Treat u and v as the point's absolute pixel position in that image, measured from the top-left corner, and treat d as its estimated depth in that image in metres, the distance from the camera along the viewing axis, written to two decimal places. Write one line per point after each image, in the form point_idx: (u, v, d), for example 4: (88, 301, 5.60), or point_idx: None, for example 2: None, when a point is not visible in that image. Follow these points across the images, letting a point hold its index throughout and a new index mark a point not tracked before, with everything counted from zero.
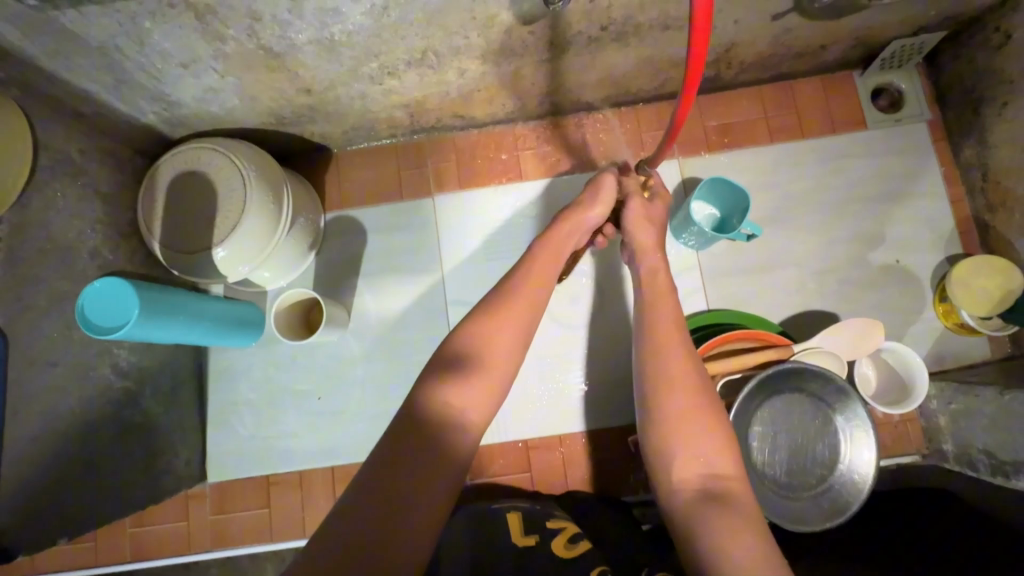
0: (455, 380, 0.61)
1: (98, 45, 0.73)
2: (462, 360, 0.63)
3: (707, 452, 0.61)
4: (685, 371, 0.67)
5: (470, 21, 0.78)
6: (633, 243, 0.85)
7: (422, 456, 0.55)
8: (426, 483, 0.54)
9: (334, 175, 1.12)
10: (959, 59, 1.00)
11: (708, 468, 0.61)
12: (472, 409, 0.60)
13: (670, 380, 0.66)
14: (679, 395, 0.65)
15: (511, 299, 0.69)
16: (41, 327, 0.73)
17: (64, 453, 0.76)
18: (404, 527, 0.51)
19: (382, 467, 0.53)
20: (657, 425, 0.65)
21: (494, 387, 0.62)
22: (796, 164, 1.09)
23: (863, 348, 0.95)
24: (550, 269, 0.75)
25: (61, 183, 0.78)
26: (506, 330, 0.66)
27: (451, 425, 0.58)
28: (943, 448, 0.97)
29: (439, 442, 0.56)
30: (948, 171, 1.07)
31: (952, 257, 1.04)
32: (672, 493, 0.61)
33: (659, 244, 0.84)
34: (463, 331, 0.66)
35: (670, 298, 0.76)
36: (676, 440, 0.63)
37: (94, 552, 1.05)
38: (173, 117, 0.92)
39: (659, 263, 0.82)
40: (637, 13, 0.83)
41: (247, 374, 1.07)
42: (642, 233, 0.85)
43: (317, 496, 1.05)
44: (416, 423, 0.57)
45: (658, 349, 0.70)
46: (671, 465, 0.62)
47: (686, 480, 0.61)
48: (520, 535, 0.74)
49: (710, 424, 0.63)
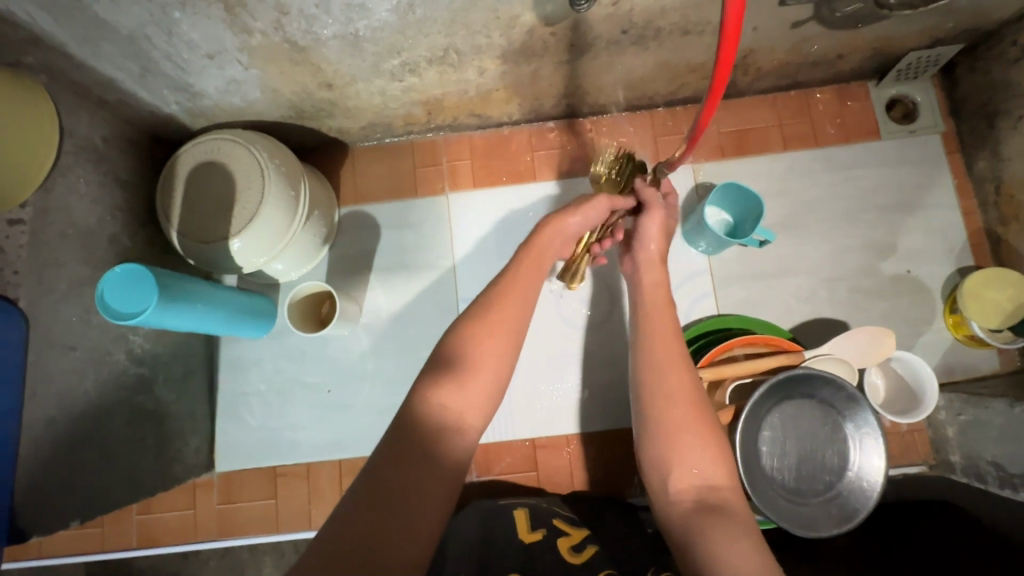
0: (457, 379, 0.61)
1: (127, 34, 0.74)
2: (459, 360, 0.62)
3: (704, 466, 0.62)
4: (681, 383, 0.67)
5: (494, 21, 0.79)
6: (640, 255, 0.84)
7: (425, 456, 0.55)
8: (428, 483, 0.54)
9: (349, 171, 1.13)
10: (975, 73, 1.01)
11: (705, 479, 0.61)
12: (468, 412, 0.60)
13: (666, 393, 0.67)
14: (674, 406, 0.66)
15: (509, 294, 0.69)
16: (62, 311, 0.74)
17: (78, 434, 0.77)
18: (406, 527, 0.51)
19: (386, 465, 0.54)
20: (651, 436, 0.65)
21: (495, 383, 0.63)
22: (809, 172, 1.09)
23: (873, 356, 0.95)
24: (533, 276, 0.73)
25: (84, 169, 0.79)
26: (506, 325, 0.66)
27: (455, 425, 0.59)
28: (950, 459, 0.97)
29: (440, 440, 0.57)
30: (961, 183, 1.07)
31: (963, 269, 1.05)
32: (668, 505, 0.62)
33: (662, 257, 0.84)
34: (461, 331, 0.65)
35: (670, 316, 0.76)
36: (671, 450, 0.63)
37: (99, 538, 1.06)
38: (195, 109, 0.93)
39: (660, 280, 0.81)
40: (659, 18, 0.83)
41: (259, 365, 1.08)
42: (652, 246, 0.83)
43: (324, 487, 1.05)
44: (413, 424, 0.57)
45: (654, 361, 0.70)
46: (668, 475, 0.63)
47: (684, 489, 0.61)
48: (528, 533, 0.76)
49: (706, 435, 0.64)
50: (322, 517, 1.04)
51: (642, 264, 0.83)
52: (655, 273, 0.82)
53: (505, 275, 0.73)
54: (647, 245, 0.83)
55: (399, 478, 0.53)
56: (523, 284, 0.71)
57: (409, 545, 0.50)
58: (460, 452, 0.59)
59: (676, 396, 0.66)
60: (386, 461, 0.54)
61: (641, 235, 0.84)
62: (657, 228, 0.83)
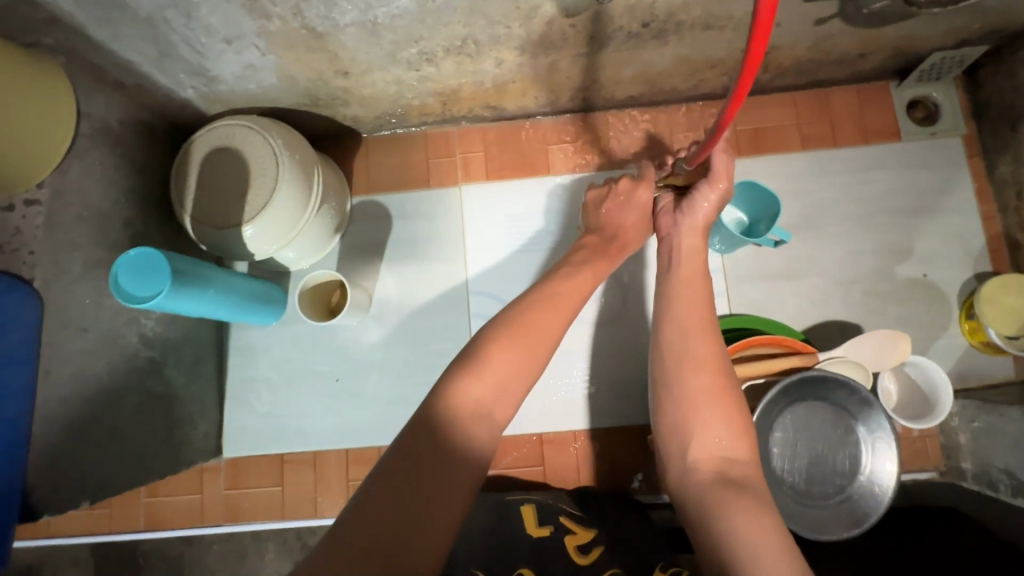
0: (487, 364, 0.62)
1: (146, 16, 0.74)
2: (487, 346, 0.64)
3: (725, 436, 0.63)
4: (709, 355, 0.68)
5: (513, 11, 0.78)
6: (687, 221, 0.82)
7: (451, 438, 0.56)
8: (452, 470, 0.55)
9: (362, 161, 1.12)
10: (1000, 74, 0.99)
11: (727, 450, 0.62)
12: (495, 397, 0.61)
13: (693, 361, 0.68)
14: (702, 374, 0.67)
15: (544, 302, 0.72)
16: (77, 293, 0.74)
17: (90, 416, 0.77)
18: (429, 515, 0.51)
19: (412, 447, 0.54)
20: (672, 406, 0.67)
21: (523, 373, 0.64)
22: (826, 172, 1.08)
23: (887, 359, 0.94)
24: (579, 287, 0.77)
25: (100, 151, 0.79)
26: (543, 322, 0.68)
27: (482, 410, 0.60)
28: (962, 466, 0.96)
29: (467, 425, 0.58)
30: (980, 187, 1.06)
31: (980, 275, 1.03)
32: (688, 473, 0.62)
33: (705, 226, 0.82)
34: (498, 327, 0.67)
35: (703, 296, 0.75)
36: (694, 420, 0.64)
37: (106, 519, 1.07)
38: (210, 94, 0.93)
39: (699, 248, 0.81)
40: (680, 11, 0.82)
41: (268, 351, 1.08)
42: (699, 213, 0.82)
43: (331, 476, 1.05)
44: (441, 413, 0.58)
45: (684, 326, 0.71)
46: (689, 445, 0.64)
47: (704, 460, 0.62)
48: (535, 527, 0.78)
49: (730, 408, 0.65)
50: (328, 504, 1.04)
51: (686, 227, 0.82)
52: (693, 241, 0.82)
53: (547, 283, 0.76)
54: (697, 212, 0.82)
55: (426, 459, 0.54)
56: (561, 289, 0.75)
57: (429, 536, 0.50)
58: (486, 438, 0.59)
59: (701, 367, 0.68)
60: (411, 444, 0.55)
61: (696, 197, 0.82)
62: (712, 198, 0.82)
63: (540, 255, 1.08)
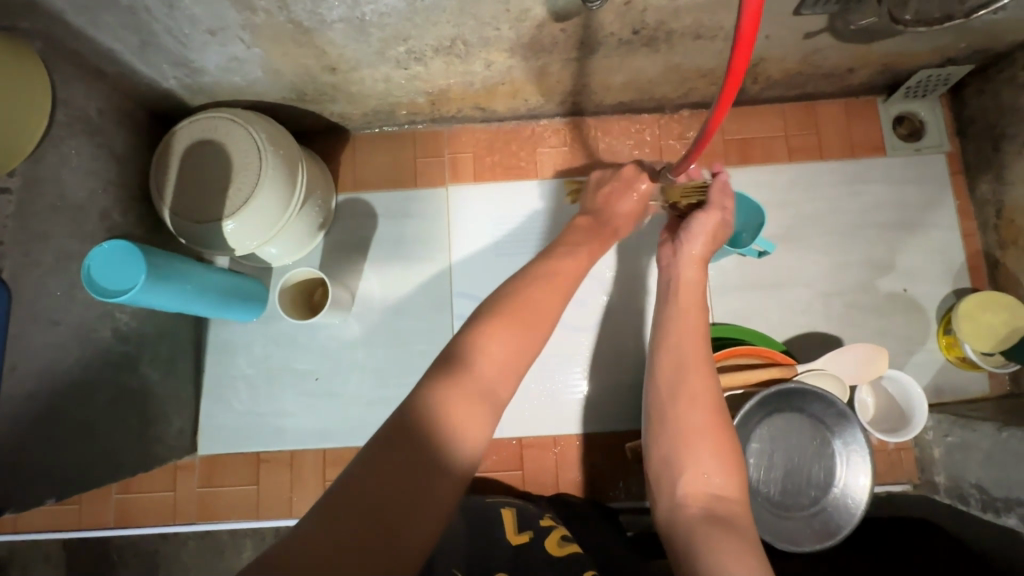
0: (480, 352, 0.61)
1: (127, 4, 0.72)
2: (482, 332, 0.62)
3: (715, 473, 0.62)
4: (705, 386, 0.67)
5: (504, 13, 0.78)
6: (683, 253, 0.80)
7: (445, 425, 0.55)
8: (443, 459, 0.53)
9: (348, 158, 1.11)
10: (984, 94, 1.00)
11: (716, 488, 0.61)
12: (488, 384, 0.59)
13: (691, 396, 0.67)
14: (697, 410, 0.66)
15: (543, 285, 0.70)
16: (48, 286, 0.72)
17: (59, 412, 0.75)
18: (418, 503, 0.50)
19: (402, 433, 0.53)
20: (666, 438, 0.65)
21: (519, 360, 0.63)
22: (812, 184, 1.09)
23: (865, 373, 0.95)
24: (576, 264, 0.76)
25: (77, 140, 0.77)
26: (540, 303, 0.67)
27: (477, 395, 0.58)
28: (935, 480, 0.97)
29: (464, 410, 0.56)
30: (962, 204, 1.07)
31: (959, 291, 1.05)
32: (676, 509, 0.62)
33: (704, 259, 0.80)
34: (495, 311, 0.65)
35: (699, 312, 0.75)
36: (686, 456, 0.63)
37: (76, 515, 1.05)
38: (194, 85, 0.92)
39: (698, 280, 0.78)
40: (671, 20, 0.82)
41: (247, 348, 1.07)
42: (696, 244, 0.80)
43: (308, 476, 1.04)
44: (434, 399, 0.56)
45: (684, 362, 0.70)
46: (679, 479, 0.63)
47: (695, 496, 0.61)
48: (514, 534, 0.76)
49: (721, 443, 0.64)
50: (304, 504, 1.03)
51: (683, 258, 0.80)
52: (694, 273, 0.79)
53: (546, 262, 0.75)
54: (693, 243, 0.80)
55: (415, 449, 0.52)
56: (560, 274, 0.73)
57: (415, 529, 0.49)
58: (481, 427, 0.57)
59: (698, 402, 0.66)
60: (399, 433, 0.53)
61: (692, 227, 0.81)
62: (706, 227, 0.81)
63: (526, 257, 1.08)
